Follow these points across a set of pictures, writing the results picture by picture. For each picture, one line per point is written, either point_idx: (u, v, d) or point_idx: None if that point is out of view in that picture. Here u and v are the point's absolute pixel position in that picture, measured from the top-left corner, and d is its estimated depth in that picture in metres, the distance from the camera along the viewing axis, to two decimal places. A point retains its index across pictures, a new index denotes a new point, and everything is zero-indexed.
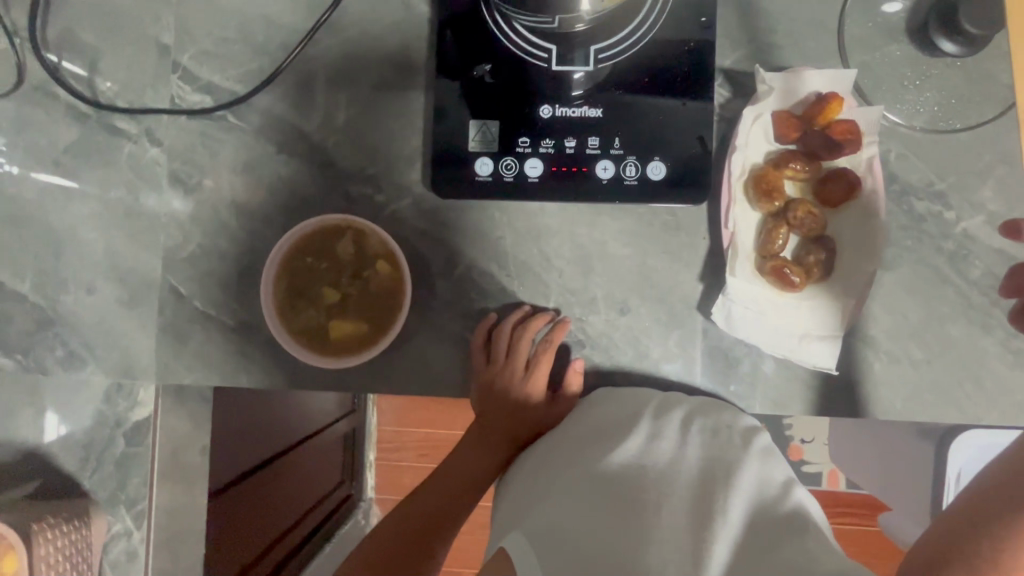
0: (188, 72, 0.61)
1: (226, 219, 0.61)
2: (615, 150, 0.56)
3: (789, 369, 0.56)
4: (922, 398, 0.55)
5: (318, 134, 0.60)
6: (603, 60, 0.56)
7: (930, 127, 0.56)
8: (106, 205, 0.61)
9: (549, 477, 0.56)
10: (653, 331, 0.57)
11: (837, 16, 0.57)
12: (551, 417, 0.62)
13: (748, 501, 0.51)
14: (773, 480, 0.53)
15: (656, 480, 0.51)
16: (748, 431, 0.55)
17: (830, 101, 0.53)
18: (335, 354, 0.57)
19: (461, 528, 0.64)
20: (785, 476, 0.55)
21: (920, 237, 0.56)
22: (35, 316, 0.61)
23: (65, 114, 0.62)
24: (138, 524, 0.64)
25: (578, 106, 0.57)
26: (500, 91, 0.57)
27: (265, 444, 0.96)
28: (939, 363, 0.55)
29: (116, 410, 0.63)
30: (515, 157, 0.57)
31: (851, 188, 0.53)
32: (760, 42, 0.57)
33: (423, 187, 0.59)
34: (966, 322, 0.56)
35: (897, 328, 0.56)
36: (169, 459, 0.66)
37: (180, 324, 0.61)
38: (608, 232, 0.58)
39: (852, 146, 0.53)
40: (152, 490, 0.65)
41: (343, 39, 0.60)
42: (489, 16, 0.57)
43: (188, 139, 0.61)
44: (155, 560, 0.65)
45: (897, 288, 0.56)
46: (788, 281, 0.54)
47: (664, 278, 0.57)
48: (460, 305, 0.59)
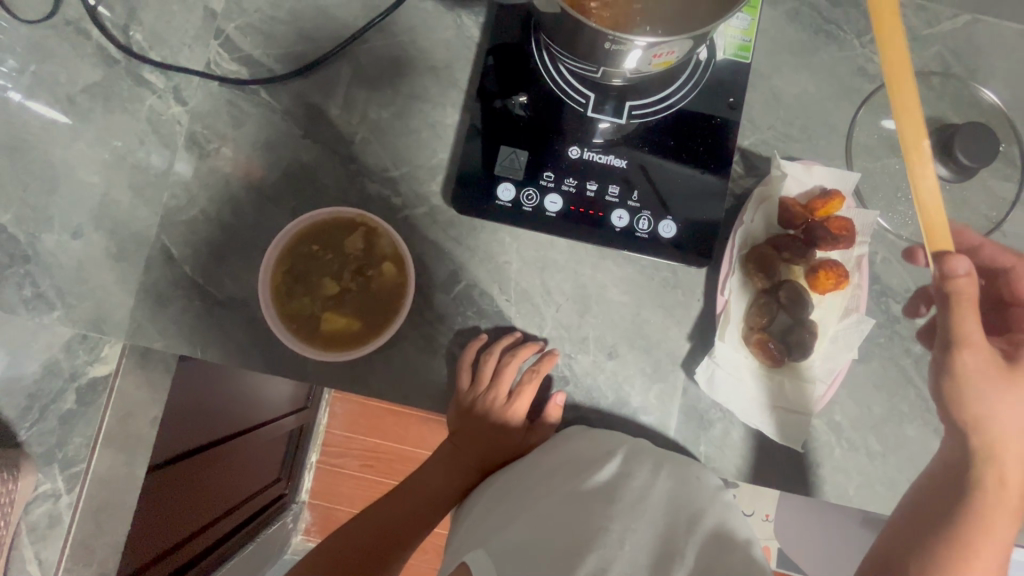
0: (230, 41, 0.62)
1: (236, 191, 0.60)
2: (632, 202, 0.58)
3: (756, 440, 0.58)
4: (873, 488, 0.58)
5: (348, 127, 0.61)
6: (635, 116, 0.60)
7: (914, 239, 0.60)
8: (114, 153, 0.60)
9: (516, 500, 0.56)
10: (635, 380, 0.59)
11: (847, 122, 0.62)
12: (524, 445, 0.63)
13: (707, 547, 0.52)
14: (737, 533, 0.54)
15: (620, 514, 0.53)
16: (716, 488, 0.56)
17: (833, 197, 0.57)
18: (323, 346, 0.56)
19: (422, 538, 0.66)
20: (746, 534, 0.56)
21: (892, 337, 0.60)
22: (10, 249, 0.59)
23: (92, 54, 0.61)
24: (69, 487, 0.61)
25: (605, 154, 0.59)
26: (534, 124, 0.59)
27: (214, 427, 0.92)
28: (893, 458, 0.59)
29: (74, 362, 0.60)
30: (538, 189, 0.58)
31: (842, 279, 0.56)
32: (777, 131, 0.62)
33: (440, 199, 0.60)
34: (923, 423, 0.59)
35: (860, 418, 0.59)
36: (119, 423, 0.63)
37: (164, 287, 0.59)
38: (610, 277, 0.60)
39: (846, 242, 0.57)
40: (93, 454, 0.62)
41: (390, 44, 0.62)
42: (538, 53, 0.60)
43: (214, 105, 0.61)
44: (79, 528, 0.63)
45: (865, 380, 0.59)
46: (771, 355, 0.56)
47: (655, 331, 0.59)
48: (454, 319, 0.59)
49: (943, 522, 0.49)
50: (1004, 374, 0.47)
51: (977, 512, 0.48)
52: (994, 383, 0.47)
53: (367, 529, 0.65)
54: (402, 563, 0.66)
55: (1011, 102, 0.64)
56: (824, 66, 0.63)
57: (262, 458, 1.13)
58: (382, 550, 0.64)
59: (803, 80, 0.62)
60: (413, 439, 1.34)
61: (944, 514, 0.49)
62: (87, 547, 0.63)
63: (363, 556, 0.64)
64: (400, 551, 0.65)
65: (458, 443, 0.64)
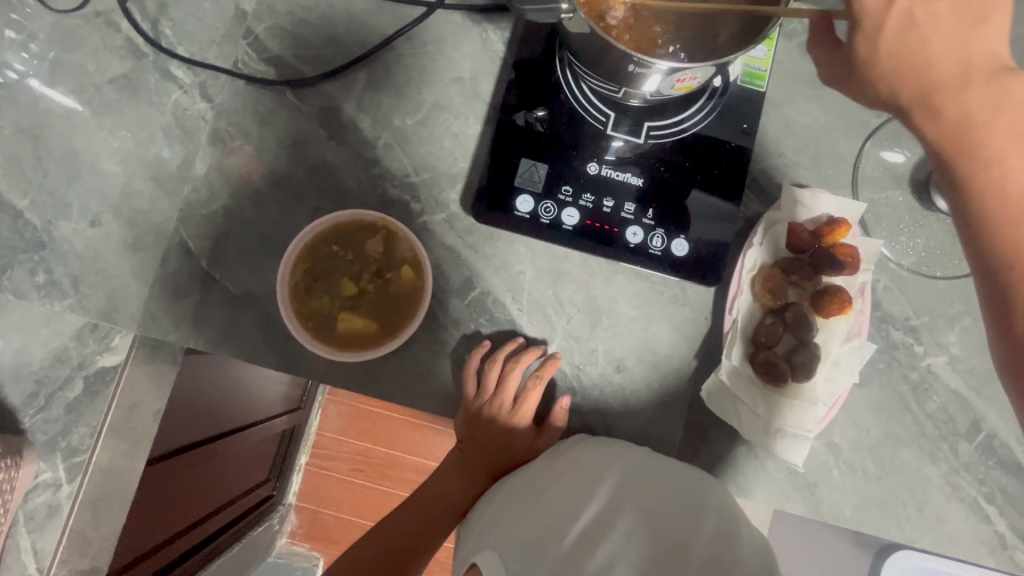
0: (259, 41, 0.63)
1: (257, 188, 0.60)
2: (647, 220, 0.60)
3: (756, 458, 0.59)
4: (869, 510, 0.59)
5: (370, 132, 0.62)
6: (652, 137, 0.61)
7: (914, 269, 0.63)
8: (137, 145, 0.61)
9: (524, 501, 0.55)
10: (641, 393, 0.60)
11: (855, 153, 0.64)
12: (531, 451, 0.62)
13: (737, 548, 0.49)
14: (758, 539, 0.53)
15: (631, 514, 0.50)
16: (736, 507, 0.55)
17: (839, 224, 0.59)
18: (339, 346, 0.57)
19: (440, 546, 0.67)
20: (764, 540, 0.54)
21: (891, 363, 0.61)
22: (27, 234, 0.59)
23: (121, 47, 0.62)
24: (70, 477, 0.65)
25: (623, 172, 0.61)
26: (554, 140, 0.61)
27: (204, 424, 0.90)
28: (889, 481, 0.60)
29: (82, 351, 0.63)
30: (555, 202, 0.60)
31: (846, 304, 0.57)
32: (787, 157, 0.64)
33: (459, 207, 0.61)
34: (918, 448, 0.60)
35: (859, 440, 0.60)
36: (125, 412, 0.65)
37: (178, 280, 0.59)
38: (621, 292, 0.61)
39: (852, 268, 0.59)
40: (96, 445, 0.65)
41: (417, 53, 0.63)
42: (561, 71, 0.61)
43: (239, 102, 0.61)
44: (76, 519, 0.66)
45: (865, 404, 0.61)
46: (776, 376, 0.57)
47: (663, 347, 0.60)
48: (466, 325, 0.60)
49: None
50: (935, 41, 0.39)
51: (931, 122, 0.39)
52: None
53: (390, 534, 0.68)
54: (423, 565, 0.68)
55: None
56: (836, 97, 0.65)
57: (252, 457, 1.12)
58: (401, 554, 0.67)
59: (813, 110, 0.65)
60: (405, 445, 1.33)
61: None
62: (83, 538, 0.67)
63: (386, 557, 0.68)
64: (419, 554, 0.67)
65: (466, 450, 0.64)
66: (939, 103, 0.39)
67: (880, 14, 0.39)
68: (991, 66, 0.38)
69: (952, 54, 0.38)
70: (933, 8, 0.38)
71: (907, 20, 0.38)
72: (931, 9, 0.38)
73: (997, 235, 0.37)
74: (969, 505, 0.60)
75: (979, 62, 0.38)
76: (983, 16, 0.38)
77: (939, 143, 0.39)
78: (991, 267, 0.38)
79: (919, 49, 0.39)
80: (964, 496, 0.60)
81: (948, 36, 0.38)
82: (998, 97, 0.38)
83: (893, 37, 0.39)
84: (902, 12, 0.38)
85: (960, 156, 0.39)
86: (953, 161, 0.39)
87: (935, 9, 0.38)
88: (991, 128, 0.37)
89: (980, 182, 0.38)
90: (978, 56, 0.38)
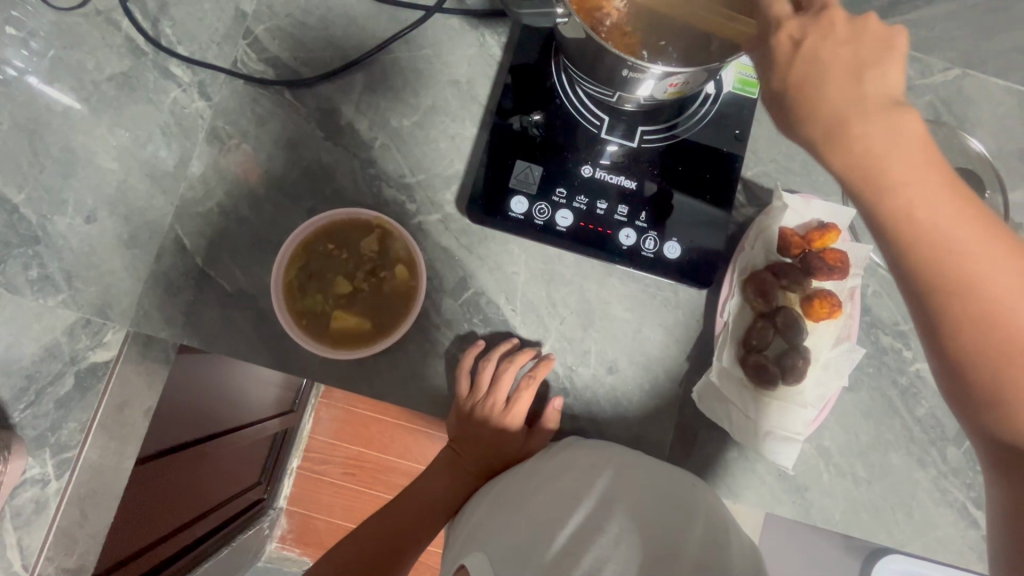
0: (258, 41, 0.63)
1: (254, 186, 0.61)
2: (640, 222, 0.60)
3: (747, 460, 0.60)
4: (859, 514, 0.60)
5: (367, 132, 0.62)
6: (646, 141, 0.62)
7: None
8: (135, 142, 0.61)
9: (515, 504, 0.55)
10: (634, 395, 0.60)
11: None
12: (523, 451, 0.63)
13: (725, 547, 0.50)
14: (744, 540, 0.53)
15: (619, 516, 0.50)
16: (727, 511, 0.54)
17: (830, 229, 0.59)
18: (332, 343, 0.58)
19: (428, 546, 0.67)
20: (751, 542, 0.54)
21: (880, 367, 0.62)
22: (21, 229, 0.59)
23: (122, 45, 0.63)
24: (59, 473, 0.66)
25: (617, 175, 0.61)
26: (548, 142, 0.62)
27: (196, 425, 0.90)
28: (878, 485, 0.60)
29: (75, 346, 0.63)
30: (550, 204, 0.60)
31: (835, 308, 0.58)
32: (778, 164, 0.65)
33: (455, 208, 0.62)
34: (907, 452, 0.61)
35: (849, 444, 0.61)
36: (114, 410, 0.67)
37: (173, 276, 0.59)
38: (614, 294, 0.61)
39: (842, 273, 0.59)
40: (85, 442, 0.66)
41: (415, 56, 0.64)
42: (557, 76, 0.63)
43: (237, 101, 0.62)
44: (63, 516, 0.68)
45: (855, 408, 0.61)
46: (766, 379, 0.57)
47: (655, 349, 0.61)
48: (459, 325, 0.61)
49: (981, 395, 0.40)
50: (837, 72, 0.38)
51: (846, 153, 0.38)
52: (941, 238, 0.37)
53: (376, 536, 0.67)
54: (411, 564, 0.67)
55: (998, 153, 0.66)
56: None
57: (242, 460, 1.10)
58: (388, 557, 0.66)
59: None
60: (397, 449, 1.32)
61: (971, 392, 0.40)
62: (70, 536, 0.69)
63: (373, 557, 0.66)
64: (407, 554, 0.66)
65: (459, 450, 0.65)
66: (850, 138, 0.37)
67: (790, 56, 0.40)
68: (884, 105, 0.38)
69: (850, 94, 0.38)
70: (833, 52, 0.39)
71: (816, 62, 0.39)
72: (829, 54, 0.39)
73: (924, 271, 0.38)
74: (958, 510, 0.60)
75: (874, 102, 0.38)
76: (874, 61, 0.39)
77: (850, 186, 0.39)
78: (922, 298, 0.39)
79: (819, 90, 0.39)
80: (952, 501, 0.60)
81: (844, 78, 0.38)
82: (898, 137, 0.37)
83: (801, 76, 0.39)
84: (807, 55, 0.39)
85: (873, 194, 0.38)
86: (867, 200, 0.38)
87: (832, 53, 0.39)
88: (896, 168, 0.37)
89: (894, 221, 0.38)
90: (873, 95, 0.38)
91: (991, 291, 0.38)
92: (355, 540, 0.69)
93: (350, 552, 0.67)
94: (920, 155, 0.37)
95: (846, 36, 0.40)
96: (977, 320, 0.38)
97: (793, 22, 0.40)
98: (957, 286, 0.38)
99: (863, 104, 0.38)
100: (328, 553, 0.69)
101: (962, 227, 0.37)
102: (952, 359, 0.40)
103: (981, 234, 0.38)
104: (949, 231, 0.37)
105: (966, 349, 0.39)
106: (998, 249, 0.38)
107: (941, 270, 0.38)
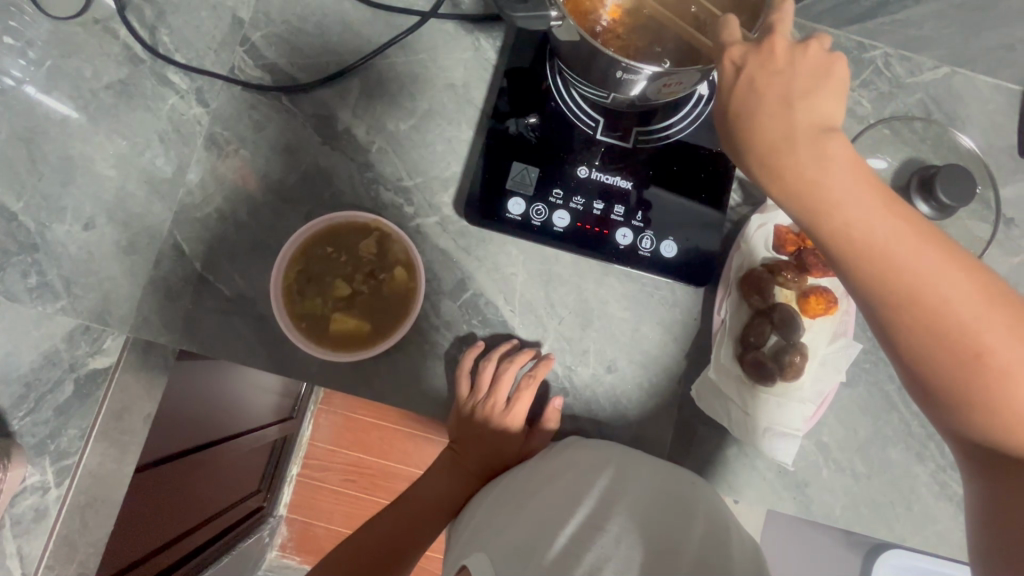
0: (255, 48, 0.64)
1: (252, 191, 0.61)
2: (637, 222, 0.61)
3: (747, 457, 0.60)
4: (859, 510, 0.60)
5: (364, 136, 0.63)
6: (641, 141, 0.63)
7: None
8: (133, 149, 0.62)
9: (515, 503, 0.55)
10: (633, 394, 0.61)
11: None
12: (524, 451, 0.63)
13: (725, 544, 0.50)
14: (745, 537, 0.54)
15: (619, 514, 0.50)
16: (728, 512, 0.54)
17: None
18: (331, 346, 0.58)
19: (428, 548, 0.67)
20: (749, 537, 0.54)
21: (877, 362, 0.62)
22: (20, 237, 0.60)
23: (119, 53, 0.63)
24: (59, 481, 0.67)
25: (612, 175, 0.62)
26: (543, 143, 0.62)
27: (196, 432, 0.89)
28: (877, 480, 0.61)
29: (74, 353, 0.64)
30: (547, 205, 0.61)
31: (832, 304, 0.59)
32: None
33: (453, 210, 0.62)
34: (905, 447, 0.61)
35: (847, 440, 0.61)
36: (113, 418, 0.68)
37: (172, 282, 0.59)
38: (611, 294, 0.62)
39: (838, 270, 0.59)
40: (85, 449, 0.68)
41: (412, 59, 0.64)
42: (552, 78, 0.64)
43: (235, 107, 0.62)
44: (64, 524, 0.69)
45: (853, 404, 0.62)
46: (763, 375, 0.57)
47: (654, 347, 0.61)
48: (458, 327, 0.61)
49: (944, 400, 0.40)
50: (774, 95, 0.40)
51: (778, 180, 0.40)
52: (886, 250, 0.38)
53: (375, 539, 0.67)
54: (410, 566, 0.67)
55: (988, 149, 0.67)
56: None
57: (242, 467, 1.10)
58: (388, 558, 0.65)
59: None
60: (397, 455, 1.31)
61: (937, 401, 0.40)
62: (71, 544, 0.70)
63: (373, 560, 0.66)
64: (407, 556, 0.66)
65: (459, 450, 0.65)
66: (780, 163, 0.40)
67: (730, 85, 0.42)
68: (815, 131, 0.39)
69: (784, 124, 0.40)
70: (768, 80, 0.40)
71: (753, 90, 0.41)
72: (763, 83, 0.40)
73: (873, 283, 0.38)
74: (957, 503, 0.60)
75: (807, 126, 0.39)
76: (810, 88, 0.40)
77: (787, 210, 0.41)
78: (872, 310, 0.40)
79: (753, 122, 0.41)
80: (952, 495, 0.61)
81: (779, 105, 0.40)
82: (831, 161, 0.39)
83: (739, 104, 0.41)
84: (742, 85, 0.41)
85: (807, 216, 0.39)
86: (804, 224, 0.40)
87: (769, 81, 0.40)
88: (832, 190, 0.38)
89: (833, 240, 0.39)
90: (806, 121, 0.39)
91: (944, 299, 0.37)
92: (355, 542, 0.68)
93: (349, 555, 0.66)
94: (854, 178, 0.38)
95: (784, 64, 0.41)
96: (934, 331, 0.38)
97: (737, 48, 0.42)
98: (906, 298, 0.38)
99: (796, 132, 0.39)
100: (327, 555, 0.69)
101: (908, 242, 0.38)
102: (915, 368, 0.40)
103: (933, 250, 0.38)
104: (892, 245, 0.38)
105: (925, 356, 0.39)
106: (943, 256, 0.38)
107: (886, 284, 0.38)
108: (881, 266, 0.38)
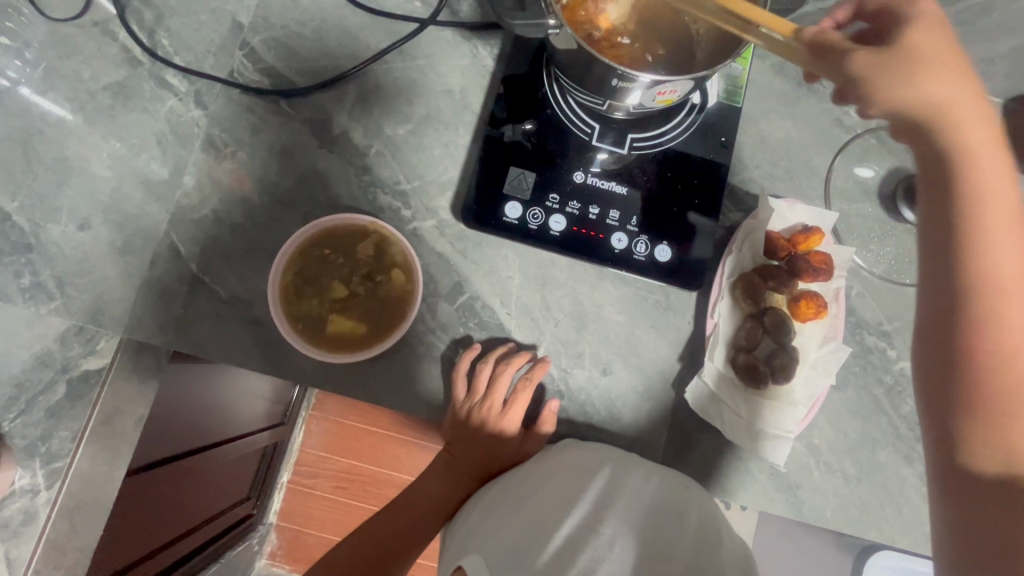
0: (254, 52, 0.64)
1: (250, 193, 0.61)
2: (632, 226, 0.62)
3: (740, 460, 0.61)
4: (849, 511, 0.61)
5: (362, 140, 0.63)
6: (636, 148, 0.64)
7: (888, 276, 0.65)
8: (130, 150, 0.62)
9: (508, 506, 0.54)
10: (627, 396, 0.61)
11: (828, 165, 0.67)
12: (520, 454, 0.63)
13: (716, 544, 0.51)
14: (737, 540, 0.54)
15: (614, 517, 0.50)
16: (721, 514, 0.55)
17: (813, 233, 0.61)
18: (328, 348, 0.58)
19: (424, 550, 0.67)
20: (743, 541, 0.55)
21: (865, 366, 0.64)
22: (14, 237, 0.59)
23: (118, 55, 0.64)
24: (49, 483, 0.77)
25: (607, 180, 0.63)
26: (539, 149, 0.63)
27: None
28: (867, 482, 0.61)
29: (67, 353, 0.74)
30: (543, 209, 0.62)
31: (821, 309, 0.60)
32: (763, 169, 0.66)
33: (450, 213, 0.63)
34: (893, 450, 0.62)
35: (837, 442, 0.62)
36: (106, 417, 0.78)
37: (167, 284, 0.59)
38: (606, 297, 0.63)
39: (825, 275, 0.61)
40: (74, 454, 0.78)
41: (411, 65, 0.65)
42: (549, 85, 0.65)
43: (233, 110, 0.63)
44: (53, 525, 0.78)
45: (842, 407, 0.63)
46: (756, 377, 0.58)
47: (648, 350, 0.62)
48: (454, 330, 0.61)
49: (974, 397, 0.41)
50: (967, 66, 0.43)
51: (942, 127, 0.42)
52: (1000, 247, 0.41)
53: (372, 541, 0.67)
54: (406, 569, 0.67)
55: None
56: (807, 114, 0.68)
57: (229, 475, 1.08)
58: (386, 560, 0.65)
59: (786, 126, 0.68)
60: (388, 462, 1.30)
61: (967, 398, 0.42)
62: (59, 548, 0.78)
63: (370, 560, 0.66)
64: (403, 557, 0.66)
65: (455, 453, 0.65)
66: (944, 114, 0.42)
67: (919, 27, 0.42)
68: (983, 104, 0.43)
69: (951, 81, 0.42)
70: (947, 39, 0.42)
71: (937, 41, 0.42)
72: (941, 38, 0.42)
73: (978, 261, 0.41)
74: None
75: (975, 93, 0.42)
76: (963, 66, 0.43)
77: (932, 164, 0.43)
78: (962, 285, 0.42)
79: (896, 79, 0.42)
80: None
81: (942, 63, 0.42)
82: (984, 137, 0.42)
83: (923, 46, 0.42)
84: (929, 30, 0.42)
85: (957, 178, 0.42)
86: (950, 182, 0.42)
87: (945, 37, 0.42)
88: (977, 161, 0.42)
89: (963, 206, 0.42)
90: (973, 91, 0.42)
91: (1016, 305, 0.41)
92: (351, 544, 0.68)
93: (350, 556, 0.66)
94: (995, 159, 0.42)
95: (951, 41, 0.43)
96: (995, 327, 0.41)
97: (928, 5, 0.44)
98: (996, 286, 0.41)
99: (965, 97, 0.42)
100: (324, 557, 0.69)
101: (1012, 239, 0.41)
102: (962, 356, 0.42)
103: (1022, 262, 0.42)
104: (1003, 236, 0.41)
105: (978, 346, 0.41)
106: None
107: (987, 268, 0.41)
108: (985, 242, 0.41)
